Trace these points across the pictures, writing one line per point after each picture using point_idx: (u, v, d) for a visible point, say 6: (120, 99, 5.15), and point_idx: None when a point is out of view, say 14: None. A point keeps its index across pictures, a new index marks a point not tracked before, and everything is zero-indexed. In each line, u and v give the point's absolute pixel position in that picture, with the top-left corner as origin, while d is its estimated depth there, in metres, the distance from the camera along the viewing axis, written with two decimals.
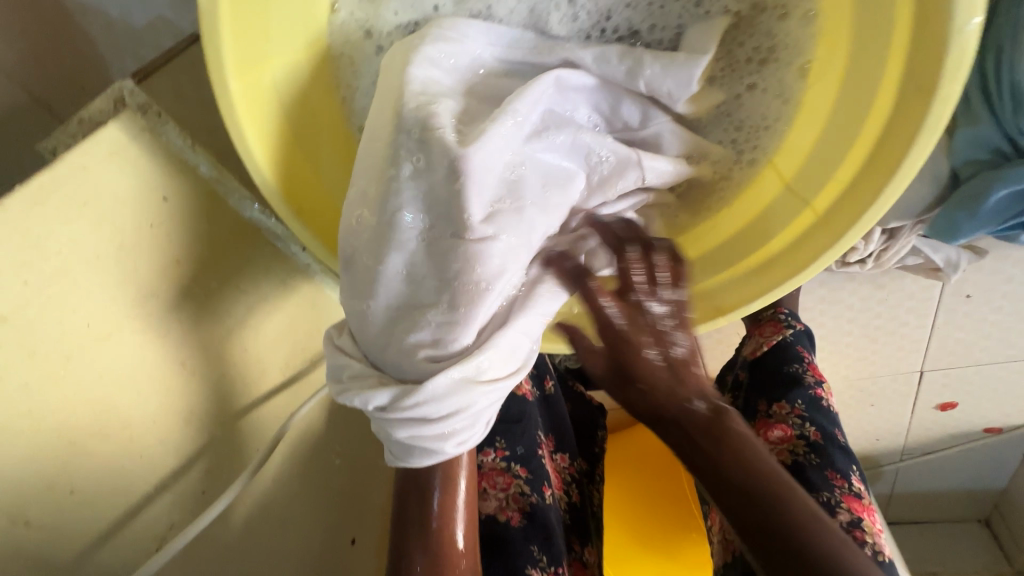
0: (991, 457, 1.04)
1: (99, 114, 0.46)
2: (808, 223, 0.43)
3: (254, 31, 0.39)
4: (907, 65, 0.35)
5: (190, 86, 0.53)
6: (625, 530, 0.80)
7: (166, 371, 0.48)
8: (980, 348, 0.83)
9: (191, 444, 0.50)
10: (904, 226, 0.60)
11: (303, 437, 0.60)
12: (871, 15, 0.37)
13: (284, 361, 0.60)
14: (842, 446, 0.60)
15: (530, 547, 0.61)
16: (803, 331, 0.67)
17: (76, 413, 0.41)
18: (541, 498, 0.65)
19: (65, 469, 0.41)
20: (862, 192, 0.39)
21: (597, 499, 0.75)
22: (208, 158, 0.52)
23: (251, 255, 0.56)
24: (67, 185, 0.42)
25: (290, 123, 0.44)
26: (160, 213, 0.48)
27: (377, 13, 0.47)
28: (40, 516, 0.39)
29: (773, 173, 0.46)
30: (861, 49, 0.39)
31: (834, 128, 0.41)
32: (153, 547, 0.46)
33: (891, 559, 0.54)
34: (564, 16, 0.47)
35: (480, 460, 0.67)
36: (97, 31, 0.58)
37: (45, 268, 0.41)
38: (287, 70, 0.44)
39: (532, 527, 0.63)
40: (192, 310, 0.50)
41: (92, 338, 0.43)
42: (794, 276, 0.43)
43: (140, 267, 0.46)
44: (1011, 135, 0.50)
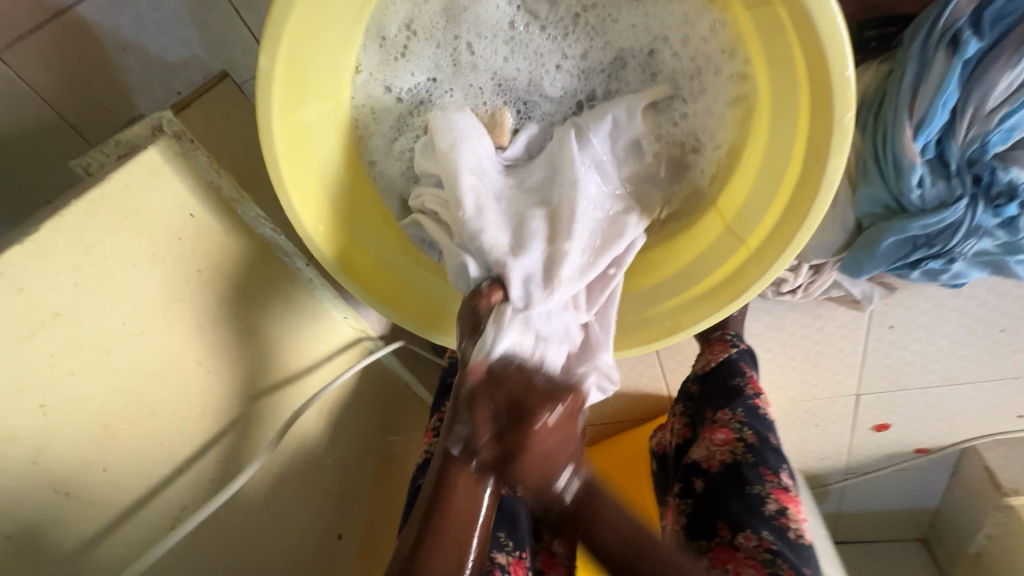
0: (922, 475, 1.14)
1: (139, 139, 0.53)
2: (744, 257, 0.53)
3: (296, 83, 0.48)
4: (810, 139, 0.46)
5: (216, 118, 0.61)
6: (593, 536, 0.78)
7: (187, 368, 0.53)
8: (904, 373, 0.94)
9: (205, 436, 0.55)
10: (826, 263, 0.70)
11: (301, 436, 0.65)
12: (779, 102, 0.48)
13: (285, 366, 0.64)
14: (775, 447, 0.69)
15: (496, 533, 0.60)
16: (746, 350, 0.77)
17: (106, 399, 0.47)
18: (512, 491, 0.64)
19: (100, 449, 0.46)
20: (780, 235, 0.50)
21: None
22: (230, 180, 0.58)
23: (261, 270, 0.62)
24: (114, 203, 0.49)
25: (315, 156, 0.53)
26: (188, 229, 0.54)
27: (393, 71, 0.56)
28: (78, 490, 0.45)
29: (714, 214, 0.56)
30: (774, 126, 0.49)
31: (759, 185, 0.52)
32: (169, 525, 0.50)
33: (811, 541, 0.63)
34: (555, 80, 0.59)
35: None
36: (132, 65, 0.65)
37: (92, 273, 0.47)
38: (318, 113, 0.52)
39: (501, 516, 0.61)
40: (215, 312, 0.57)
41: (125, 336, 0.49)
42: (732, 301, 0.54)
43: (167, 273, 0.52)
44: (898, 195, 0.61)
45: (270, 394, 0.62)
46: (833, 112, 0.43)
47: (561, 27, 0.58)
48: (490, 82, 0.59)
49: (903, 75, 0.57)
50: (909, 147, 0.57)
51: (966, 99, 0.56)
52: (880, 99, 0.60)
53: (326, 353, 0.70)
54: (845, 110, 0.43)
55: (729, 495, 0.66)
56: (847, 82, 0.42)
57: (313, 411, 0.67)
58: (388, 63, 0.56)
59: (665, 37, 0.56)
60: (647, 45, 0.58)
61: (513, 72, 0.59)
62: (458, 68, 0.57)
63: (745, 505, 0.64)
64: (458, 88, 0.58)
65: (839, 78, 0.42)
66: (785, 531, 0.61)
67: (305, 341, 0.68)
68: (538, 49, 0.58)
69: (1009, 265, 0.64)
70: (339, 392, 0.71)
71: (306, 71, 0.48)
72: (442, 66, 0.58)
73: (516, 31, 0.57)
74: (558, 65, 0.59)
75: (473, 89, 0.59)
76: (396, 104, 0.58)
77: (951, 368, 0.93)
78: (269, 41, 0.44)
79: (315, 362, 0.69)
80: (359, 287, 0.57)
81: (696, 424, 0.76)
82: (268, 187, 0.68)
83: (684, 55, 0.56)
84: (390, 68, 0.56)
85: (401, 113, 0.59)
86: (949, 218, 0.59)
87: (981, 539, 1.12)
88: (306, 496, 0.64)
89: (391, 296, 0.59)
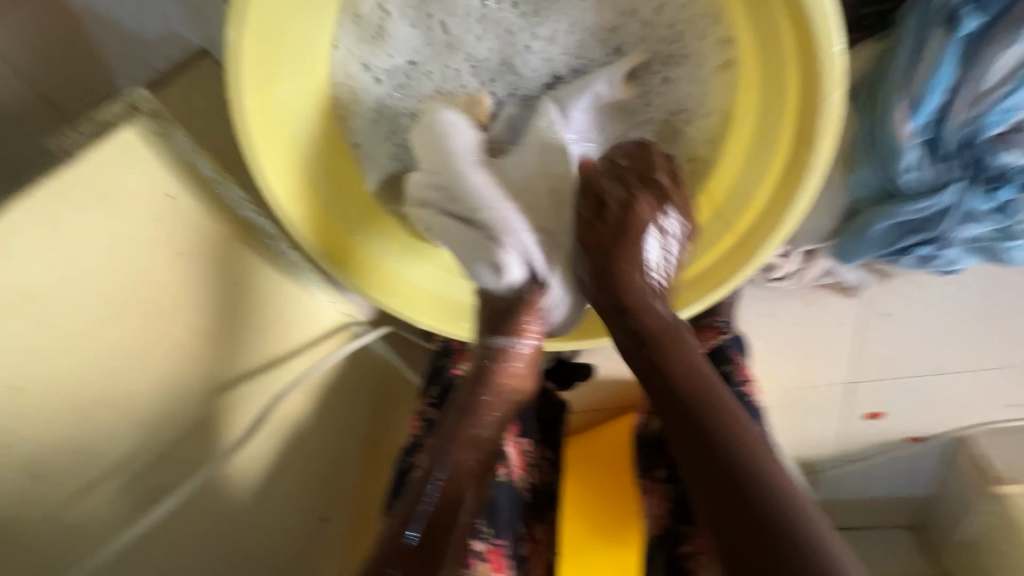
0: (914, 463, 1.14)
1: (113, 117, 0.52)
2: (733, 241, 0.52)
3: (268, 58, 0.46)
4: (798, 118, 0.45)
5: (195, 95, 0.59)
6: (584, 523, 0.74)
7: (164, 351, 0.53)
8: (897, 362, 0.94)
9: (185, 419, 0.54)
10: (818, 248, 0.67)
11: (286, 419, 0.64)
12: (768, 81, 0.47)
13: (268, 350, 0.64)
14: None
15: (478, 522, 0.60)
16: (735, 337, 0.75)
17: (80, 380, 0.46)
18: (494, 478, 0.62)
19: (74, 430, 0.46)
20: (768, 220, 0.49)
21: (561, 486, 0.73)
22: (209, 161, 0.57)
23: (243, 252, 0.61)
24: (86, 181, 0.48)
25: (291, 137, 0.52)
26: (164, 209, 0.53)
27: (374, 51, 0.53)
28: (51, 471, 0.44)
29: (705, 200, 0.55)
30: (763, 106, 0.48)
31: (748, 166, 0.50)
32: (148, 506, 0.50)
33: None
34: (530, 58, 0.55)
35: None
36: (110, 42, 0.64)
37: (63, 253, 0.46)
38: (294, 90, 0.51)
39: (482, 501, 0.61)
40: (195, 294, 0.56)
41: (100, 317, 0.48)
42: (717, 288, 0.53)
43: (143, 254, 0.52)
44: (893, 180, 0.59)
45: (253, 377, 0.61)
46: (823, 90, 0.42)
47: (533, 2, 0.52)
48: (462, 59, 0.55)
49: (898, 53, 0.55)
50: (902, 128, 0.55)
51: (964, 80, 0.54)
52: (875, 78, 0.58)
53: (311, 337, 0.70)
54: (832, 88, 0.42)
55: None
56: (836, 58, 0.41)
57: (298, 395, 0.66)
58: (366, 42, 0.53)
59: (637, 10, 0.52)
60: (614, 21, 0.53)
61: (483, 51, 0.54)
62: (430, 48, 0.54)
63: None
64: (433, 70, 0.55)
65: (826, 54, 0.41)
66: None
67: (289, 325, 0.67)
68: (510, 27, 0.53)
69: (1004, 253, 0.62)
70: (325, 376, 0.71)
71: (274, 47, 0.47)
72: (420, 48, 0.54)
73: (488, 8, 0.52)
74: (530, 44, 0.54)
75: (444, 71, 0.55)
76: (375, 85, 0.55)
77: (944, 356, 0.92)
78: (239, 14, 0.42)
79: (301, 346, 0.68)
80: (338, 269, 0.57)
81: None
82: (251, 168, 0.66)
83: (663, 27, 0.52)
84: (369, 47, 0.53)
85: (382, 95, 0.56)
86: (942, 201, 0.58)
87: (971, 527, 1.12)
88: (290, 479, 0.63)
89: (377, 281, 0.59)
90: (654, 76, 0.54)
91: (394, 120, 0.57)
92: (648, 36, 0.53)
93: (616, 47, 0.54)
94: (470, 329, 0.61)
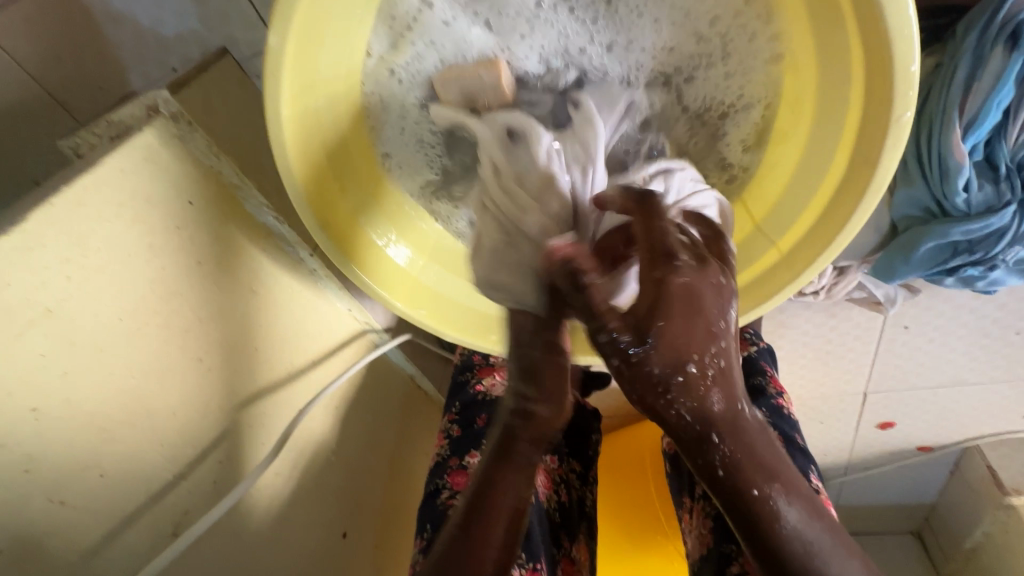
0: (923, 472, 1.14)
1: (133, 120, 0.50)
2: (775, 259, 0.51)
3: (306, 67, 0.45)
4: (860, 136, 0.44)
5: (215, 97, 0.57)
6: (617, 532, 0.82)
7: (188, 366, 0.51)
8: (915, 373, 0.93)
9: (206, 437, 0.52)
10: (851, 265, 0.69)
11: (307, 434, 0.63)
12: (828, 100, 0.46)
13: (288, 360, 0.62)
14: (801, 449, 0.67)
15: None
16: (764, 348, 0.77)
17: (103, 400, 0.44)
18: None
19: (98, 453, 0.43)
20: (818, 238, 0.48)
21: (591, 501, 0.73)
22: (231, 165, 0.56)
23: (262, 260, 0.60)
24: (108, 189, 0.45)
25: (324, 146, 0.50)
26: (186, 217, 0.51)
27: (399, 53, 0.52)
28: (75, 496, 0.42)
29: (744, 213, 0.54)
30: (821, 124, 0.47)
31: (797, 184, 0.50)
32: (171, 532, 0.47)
33: None
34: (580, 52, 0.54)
35: (468, 461, 0.62)
36: (125, 38, 0.61)
37: (86, 266, 0.44)
38: (327, 98, 0.49)
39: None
40: (218, 306, 0.54)
41: (123, 331, 0.46)
42: (755, 307, 0.52)
43: (165, 265, 0.49)
44: (939, 199, 0.59)
45: (274, 392, 0.60)
46: (891, 110, 0.41)
47: (591, 12, 0.51)
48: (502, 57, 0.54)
49: (956, 71, 0.54)
50: (959, 148, 0.54)
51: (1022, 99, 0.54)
52: (927, 94, 0.57)
53: (328, 347, 0.68)
54: (905, 108, 0.40)
55: None
56: (912, 78, 0.39)
57: (318, 407, 0.65)
58: (395, 46, 0.51)
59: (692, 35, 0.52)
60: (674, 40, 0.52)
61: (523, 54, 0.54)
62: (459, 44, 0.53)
63: None
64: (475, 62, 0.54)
65: (903, 73, 0.39)
66: None
67: (308, 334, 0.65)
68: (564, 30, 0.52)
69: None
70: (344, 386, 0.69)
71: (316, 52, 0.45)
72: (459, 43, 0.52)
73: (543, 10, 0.51)
74: (566, 52, 0.54)
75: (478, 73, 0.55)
76: (398, 87, 0.54)
77: (962, 369, 0.92)
78: (282, 18, 0.41)
79: (320, 357, 0.67)
80: (368, 280, 0.55)
81: None
82: (271, 172, 0.64)
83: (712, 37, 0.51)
84: (397, 52, 0.51)
85: (401, 99, 0.54)
86: (994, 224, 0.57)
87: (978, 535, 1.13)
88: (311, 498, 0.61)
89: (405, 293, 0.57)
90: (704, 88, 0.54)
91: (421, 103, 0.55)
92: (700, 52, 0.52)
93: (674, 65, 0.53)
94: (498, 341, 0.59)
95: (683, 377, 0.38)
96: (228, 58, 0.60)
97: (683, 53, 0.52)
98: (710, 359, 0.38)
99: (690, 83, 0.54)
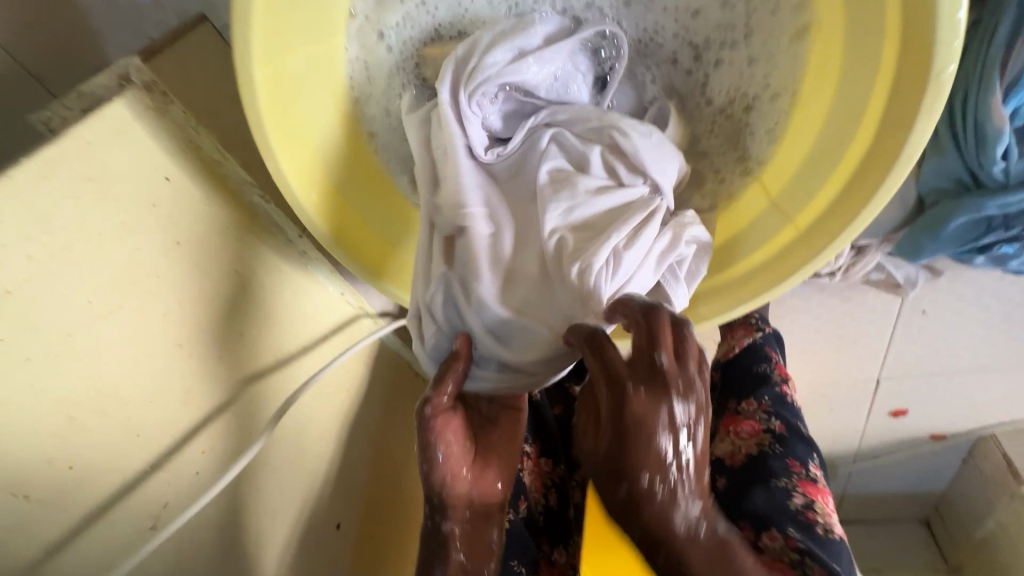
0: (935, 461, 1.12)
1: (102, 89, 0.47)
2: (793, 236, 0.47)
3: (283, 21, 0.41)
4: (890, 99, 0.40)
5: (192, 67, 0.54)
6: None
7: (166, 351, 0.48)
8: (931, 359, 0.89)
9: (188, 425, 0.49)
10: (872, 244, 0.66)
11: (297, 423, 0.60)
12: (856, 57, 0.42)
13: (278, 346, 0.59)
14: (804, 438, 0.65)
15: (510, 563, 0.61)
16: (770, 334, 0.73)
17: (71, 388, 0.41)
18: (517, 513, 0.64)
19: (67, 444, 0.41)
20: (841, 213, 0.44)
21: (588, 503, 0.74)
22: (210, 139, 0.53)
23: (247, 241, 0.56)
24: (72, 162, 0.42)
25: (307, 112, 0.47)
26: (161, 194, 0.48)
27: (387, 12, 0.49)
28: (41, 490, 0.39)
29: (758, 188, 0.50)
30: (847, 88, 0.43)
31: (816, 154, 0.46)
32: (149, 526, 0.45)
33: (841, 538, 0.57)
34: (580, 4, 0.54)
35: None
36: (97, 4, 0.57)
37: (50, 244, 0.41)
38: (309, 61, 0.45)
39: (510, 541, 0.62)
40: (197, 289, 0.51)
41: (93, 315, 0.43)
42: (771, 288, 0.48)
43: (138, 245, 0.46)
44: (973, 169, 0.56)
45: (261, 379, 0.57)
46: (929, 65, 0.37)
47: None
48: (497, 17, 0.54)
49: (998, 26, 0.51)
50: (998, 112, 0.51)
51: None
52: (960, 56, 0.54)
53: (320, 333, 0.65)
54: (948, 62, 0.36)
55: (754, 485, 0.60)
56: (957, 26, 0.35)
57: (309, 394, 0.62)
58: (383, 3, 0.49)
59: (700, 9, 0.52)
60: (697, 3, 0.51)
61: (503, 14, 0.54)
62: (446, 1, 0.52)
63: (772, 497, 0.59)
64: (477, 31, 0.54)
65: (947, 21, 0.35)
66: (811, 526, 0.55)
67: (299, 318, 0.63)
68: None
69: None
70: (336, 374, 0.67)
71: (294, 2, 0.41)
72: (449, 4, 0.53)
73: None
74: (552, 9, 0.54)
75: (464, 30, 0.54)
76: (387, 55, 0.51)
77: (981, 355, 0.88)
78: None
79: (310, 343, 0.64)
80: (352, 259, 0.51)
81: (715, 416, 0.70)
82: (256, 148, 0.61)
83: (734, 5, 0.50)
84: (384, 10, 0.49)
85: (390, 66, 0.52)
86: None
87: (990, 525, 1.10)
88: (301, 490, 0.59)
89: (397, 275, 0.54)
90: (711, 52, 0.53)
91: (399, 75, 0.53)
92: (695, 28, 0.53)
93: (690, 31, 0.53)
94: None
95: (629, 485, 0.36)
96: (206, 26, 0.57)
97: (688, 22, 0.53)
98: (658, 478, 0.36)
99: (716, 66, 0.53)
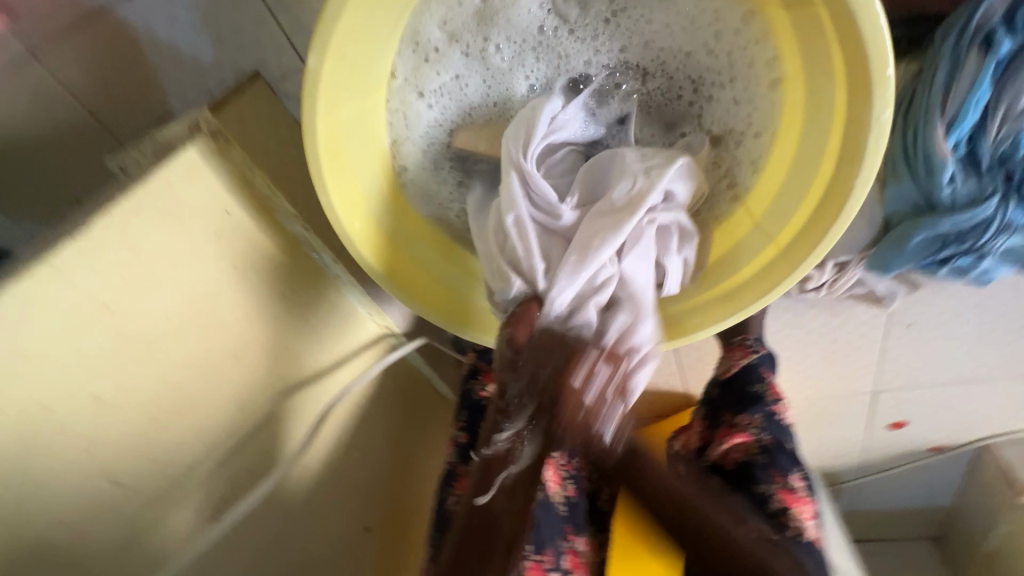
0: (933, 474, 1.14)
1: (174, 137, 0.53)
2: (774, 253, 0.54)
3: (338, 77, 0.49)
4: (844, 137, 0.47)
5: (250, 117, 0.62)
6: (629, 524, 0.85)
7: (224, 362, 0.55)
8: (922, 370, 0.94)
9: (243, 429, 0.56)
10: (851, 260, 0.74)
11: (332, 432, 0.67)
12: (814, 103, 0.50)
13: (314, 364, 0.66)
14: (790, 453, 0.71)
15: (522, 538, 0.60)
16: (767, 355, 0.77)
17: (151, 394, 0.48)
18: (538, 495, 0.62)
19: (149, 441, 0.48)
20: (811, 235, 0.51)
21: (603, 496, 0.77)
22: (263, 177, 0.58)
23: (292, 264, 0.63)
24: (155, 201, 0.49)
25: (351, 149, 0.54)
26: (222, 224, 0.55)
27: (424, 77, 0.57)
28: (132, 479, 0.47)
29: (743, 211, 0.57)
30: (812, 126, 0.50)
31: (789, 182, 0.53)
32: (211, 516, 0.53)
33: (814, 539, 0.65)
34: (589, 61, 0.60)
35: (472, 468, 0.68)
36: (167, 65, 0.66)
37: (138, 270, 0.48)
38: (354, 110, 0.53)
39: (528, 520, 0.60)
40: (245, 308, 0.57)
41: (169, 330, 0.50)
42: (759, 298, 0.54)
43: (201, 270, 0.53)
44: (929, 192, 0.66)
45: (304, 388, 0.64)
46: (870, 110, 0.45)
47: (592, 30, 0.59)
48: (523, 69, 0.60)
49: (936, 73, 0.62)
50: (941, 145, 0.61)
51: (999, 97, 0.61)
52: (911, 95, 0.65)
53: (350, 351, 0.71)
54: (883, 107, 0.44)
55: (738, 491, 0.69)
56: (888, 83, 0.43)
57: (342, 405, 0.69)
58: (419, 70, 0.56)
59: (689, 53, 0.58)
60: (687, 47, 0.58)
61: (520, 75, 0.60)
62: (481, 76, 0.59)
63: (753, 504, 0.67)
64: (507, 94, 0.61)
65: (878, 76, 0.43)
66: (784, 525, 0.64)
67: (333, 336, 0.69)
68: (568, 51, 0.60)
69: None
70: (364, 388, 0.73)
71: (350, 65, 0.49)
72: (469, 66, 0.58)
73: (546, 35, 0.59)
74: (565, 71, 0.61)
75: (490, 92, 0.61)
76: (427, 110, 0.59)
77: (968, 367, 0.94)
78: (321, 44, 0.45)
79: (343, 358, 0.70)
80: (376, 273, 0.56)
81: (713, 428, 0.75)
82: (301, 184, 0.69)
83: (719, 53, 0.57)
84: (421, 75, 0.57)
85: (430, 120, 0.60)
86: (981, 213, 0.64)
87: (995, 538, 1.13)
88: (335, 490, 0.66)
89: (419, 289, 0.59)
90: (716, 93, 0.59)
91: (435, 132, 0.61)
92: (683, 71, 0.60)
93: (686, 77, 0.60)
94: None
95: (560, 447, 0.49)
96: (260, 81, 0.66)
97: (682, 76, 0.60)
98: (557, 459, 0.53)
99: (705, 103, 0.60)
